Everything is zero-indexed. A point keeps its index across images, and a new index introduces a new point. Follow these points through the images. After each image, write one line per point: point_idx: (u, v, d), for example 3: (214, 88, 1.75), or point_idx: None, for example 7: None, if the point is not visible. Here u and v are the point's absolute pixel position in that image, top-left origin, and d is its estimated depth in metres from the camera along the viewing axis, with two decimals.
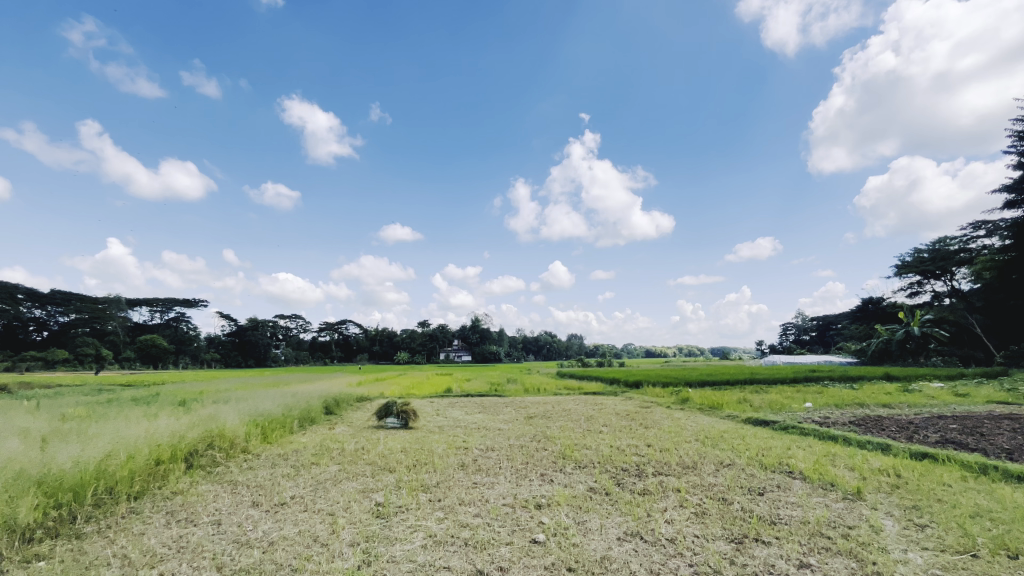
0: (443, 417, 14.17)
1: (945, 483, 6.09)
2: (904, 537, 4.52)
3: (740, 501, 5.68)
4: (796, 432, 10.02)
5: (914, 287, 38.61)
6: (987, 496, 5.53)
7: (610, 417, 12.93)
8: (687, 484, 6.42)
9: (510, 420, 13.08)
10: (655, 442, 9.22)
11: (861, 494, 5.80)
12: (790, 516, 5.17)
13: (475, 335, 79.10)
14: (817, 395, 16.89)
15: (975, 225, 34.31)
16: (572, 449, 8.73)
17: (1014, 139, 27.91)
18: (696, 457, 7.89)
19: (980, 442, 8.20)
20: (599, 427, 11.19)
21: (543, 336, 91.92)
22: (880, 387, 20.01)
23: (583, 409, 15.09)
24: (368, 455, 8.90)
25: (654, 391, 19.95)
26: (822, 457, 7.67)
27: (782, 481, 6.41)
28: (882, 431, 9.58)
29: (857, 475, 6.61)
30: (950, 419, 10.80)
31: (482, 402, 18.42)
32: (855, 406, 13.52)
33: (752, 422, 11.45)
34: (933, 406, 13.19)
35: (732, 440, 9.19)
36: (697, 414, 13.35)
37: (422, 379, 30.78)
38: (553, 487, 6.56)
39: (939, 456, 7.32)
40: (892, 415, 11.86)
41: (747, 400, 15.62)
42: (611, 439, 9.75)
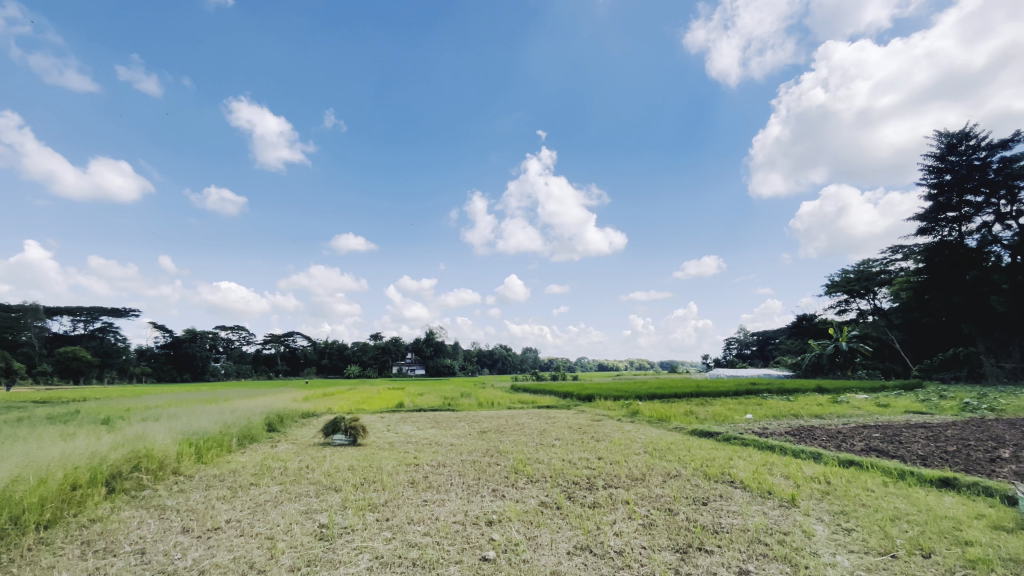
0: (393, 433, 13.80)
1: (870, 488, 6.54)
2: (832, 541, 4.80)
3: (684, 511, 5.85)
4: (738, 443, 10.46)
5: (842, 306, 41.62)
6: (904, 500, 5.98)
7: (562, 430, 13.03)
8: (635, 495, 6.55)
9: (463, 434, 12.96)
10: (606, 455, 9.37)
11: (795, 501, 6.12)
12: (732, 524, 5.38)
13: (429, 348, 77.85)
14: (756, 406, 17.78)
15: (893, 249, 37.56)
16: (524, 464, 8.73)
17: (925, 172, 30.88)
18: (644, 469, 8.08)
19: (898, 449, 8.89)
20: (551, 441, 11.26)
21: (498, 349, 91.84)
22: (812, 398, 21.34)
23: (536, 423, 15.11)
24: (312, 474, 8.50)
25: (606, 404, 20.33)
26: (761, 466, 8.05)
27: (724, 491, 6.66)
28: (814, 440, 10.20)
29: (792, 483, 6.98)
30: (875, 428, 11.64)
31: (434, 417, 18.07)
32: (790, 417, 14.28)
33: (697, 434, 11.86)
34: (859, 417, 14.18)
35: (678, 452, 9.47)
36: (646, 426, 13.68)
37: (373, 393, 29.81)
38: (505, 502, 6.50)
39: (863, 462, 7.87)
40: (824, 425, 12.63)
41: (692, 412, 16.17)
42: (563, 452, 9.84)
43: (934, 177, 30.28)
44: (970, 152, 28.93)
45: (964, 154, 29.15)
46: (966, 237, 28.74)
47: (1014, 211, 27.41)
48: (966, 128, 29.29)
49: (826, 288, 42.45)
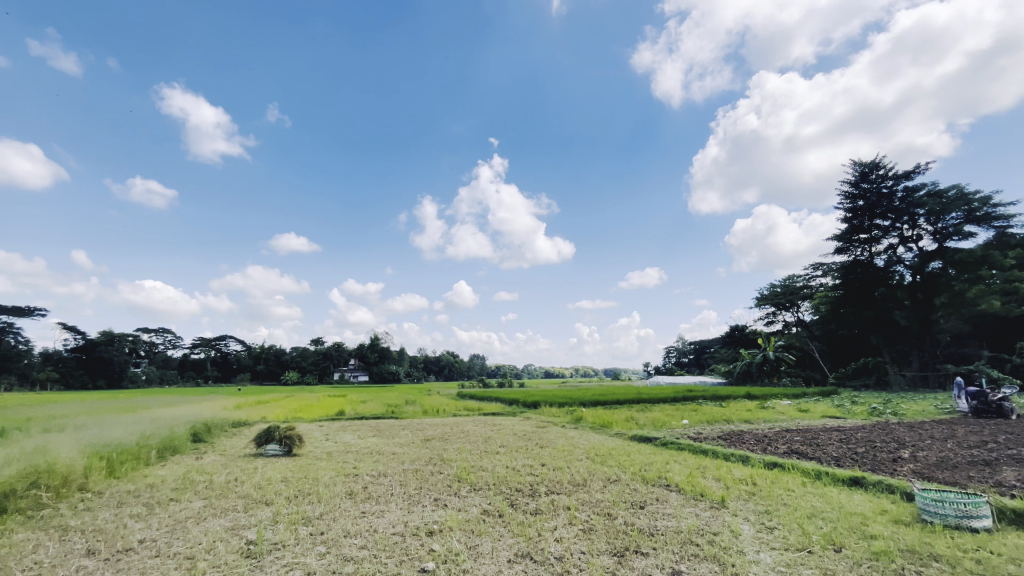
0: (332, 442, 13.27)
1: (790, 488, 7.03)
2: (757, 540, 5.09)
3: (623, 515, 6.00)
4: (674, 447, 10.92)
5: (770, 317, 44.56)
6: (819, 498, 6.46)
7: (507, 438, 13.06)
8: (576, 501, 6.66)
9: (406, 443, 12.67)
10: (549, 461, 9.47)
11: (724, 502, 6.44)
12: (666, 526, 5.58)
13: (374, 354, 75.46)
14: (692, 413, 18.60)
15: (814, 266, 40.75)
16: (468, 472, 8.65)
17: (842, 197, 33.80)
18: (586, 474, 8.24)
19: (815, 452, 9.60)
20: (496, 449, 11.23)
21: (445, 356, 90.56)
22: (742, 404, 22.66)
23: (482, 430, 15.05)
24: (242, 487, 8.00)
25: (551, 411, 20.56)
26: (694, 470, 8.43)
27: (660, 494, 6.90)
28: (743, 444, 10.83)
29: (722, 485, 7.35)
30: (796, 432, 12.51)
31: (377, 425, 17.53)
32: (723, 422, 15.07)
33: (637, 439, 12.28)
34: (783, 422, 15.21)
35: (619, 457, 9.74)
36: (589, 432, 13.98)
37: (312, 401, 28.44)
38: (446, 512, 6.41)
39: (786, 464, 8.41)
40: (752, 430, 13.44)
41: (633, 419, 16.69)
42: (507, 459, 9.85)
43: (850, 201, 33.19)
44: (880, 180, 31.95)
45: (875, 182, 32.16)
46: (876, 257, 31.64)
47: (915, 235, 30.54)
48: (877, 159, 32.37)
49: (757, 301, 45.31)
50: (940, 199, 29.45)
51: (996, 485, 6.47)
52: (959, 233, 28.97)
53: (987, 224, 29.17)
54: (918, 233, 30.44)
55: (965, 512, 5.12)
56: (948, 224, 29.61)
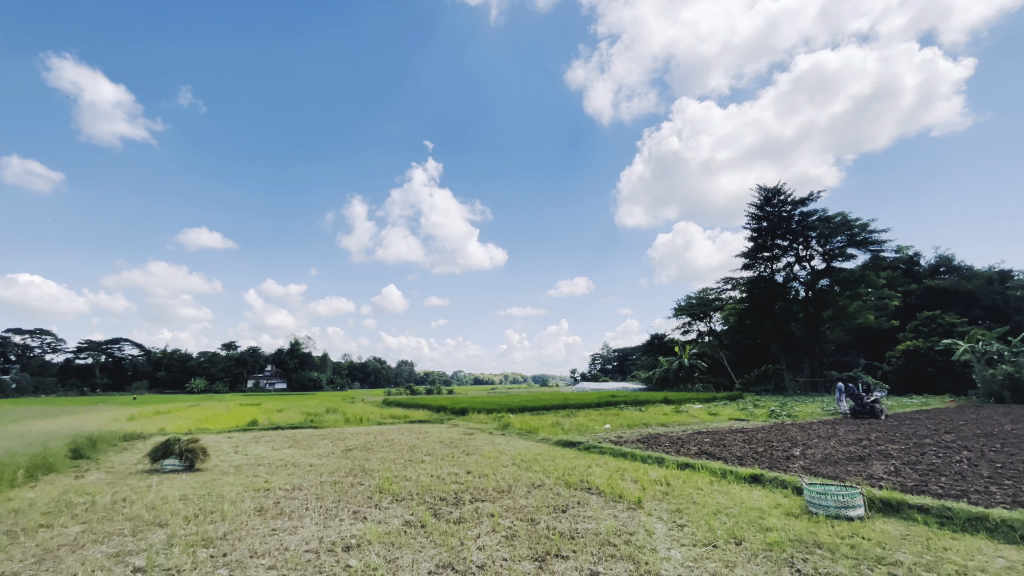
0: (241, 455, 12.29)
1: (699, 487, 7.53)
2: (668, 537, 5.39)
3: (545, 520, 6.10)
4: (596, 451, 11.28)
5: (686, 327, 47.59)
6: (724, 496, 6.96)
7: (433, 445, 12.85)
8: (501, 507, 6.67)
9: (325, 454, 12.04)
10: (475, 468, 9.41)
11: (640, 502, 6.75)
12: (587, 529, 5.74)
13: (293, 360, 71.14)
14: (614, 417, 19.36)
15: (724, 280, 44.17)
16: (390, 482, 8.36)
17: (749, 218, 36.93)
18: (511, 480, 8.27)
19: (722, 452, 10.35)
20: (420, 457, 10.98)
21: (371, 362, 87.44)
22: (659, 409, 23.99)
23: (407, 438, 14.69)
24: (131, 508, 7.17)
25: (478, 418, 20.44)
26: (614, 472, 8.76)
27: (582, 498, 7.10)
28: (659, 446, 11.46)
29: (639, 486, 7.69)
30: (706, 434, 13.43)
31: (293, 435, 16.46)
32: (642, 426, 15.85)
33: (561, 444, 12.56)
34: (695, 425, 16.26)
35: (543, 462, 9.91)
36: (515, 438, 14.13)
37: (219, 410, 26.16)
38: (365, 525, 6.15)
39: (697, 465, 8.98)
40: (667, 433, 14.23)
41: (558, 424, 17.06)
42: (432, 468, 9.65)
43: (756, 222, 36.43)
44: (781, 205, 35.40)
45: (776, 207, 35.57)
46: (776, 274, 34.92)
47: (808, 255, 34.15)
48: (778, 186, 35.88)
49: (674, 311, 48.20)
50: (829, 224, 33.18)
51: (869, 478, 7.35)
52: (843, 255, 32.85)
53: (865, 248, 33.32)
54: (811, 254, 34.06)
55: (843, 502, 5.76)
56: (834, 246, 33.44)
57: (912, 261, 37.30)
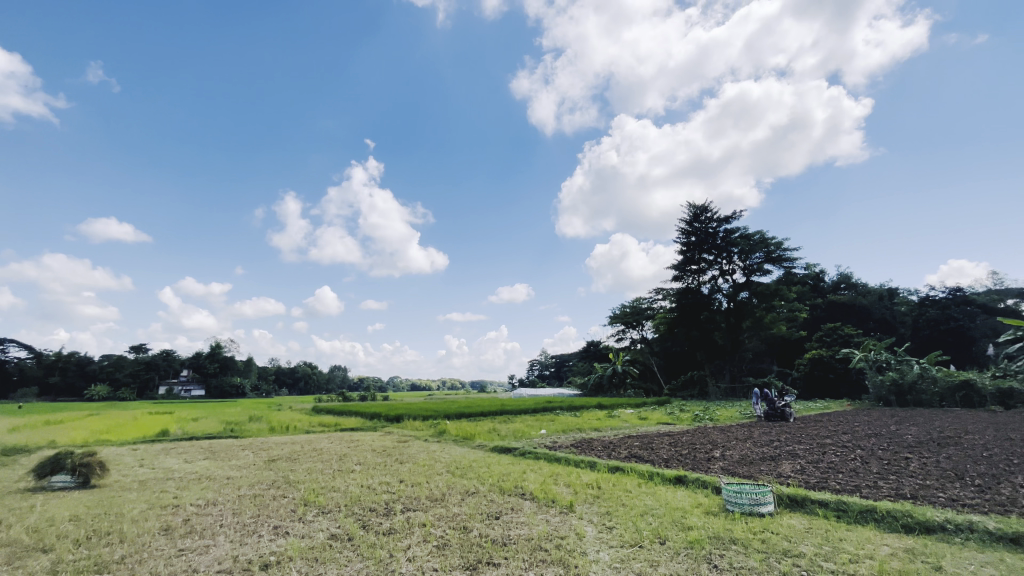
0: (147, 468, 11.20)
1: (628, 489, 7.81)
2: (598, 540, 5.54)
3: (478, 527, 6.07)
4: (531, 457, 11.41)
5: (620, 334, 49.41)
6: (650, 497, 7.28)
7: (365, 454, 12.42)
8: (433, 516, 6.54)
9: (246, 465, 11.26)
10: (408, 477, 9.18)
11: (572, 506, 6.89)
12: (519, 535, 5.77)
13: (214, 365, 66.17)
14: (549, 423, 19.69)
15: (656, 290, 46.34)
16: (316, 494, 7.95)
17: (679, 232, 39.05)
18: (444, 488, 8.14)
19: (650, 455, 10.84)
20: (351, 467, 10.56)
21: (301, 367, 83.23)
22: (593, 414, 24.68)
23: (337, 447, 14.11)
24: (7, 533, 6.28)
25: (413, 425, 20.00)
26: (548, 477, 8.89)
27: (515, 504, 7.12)
28: (592, 450, 11.79)
29: (571, 491, 7.84)
30: (636, 438, 13.99)
31: (209, 446, 15.25)
32: (576, 431, 16.24)
33: (497, 450, 12.58)
34: (626, 429, 16.88)
35: (479, 469, 9.88)
36: (451, 445, 13.99)
37: (124, 419, 23.76)
38: (287, 540, 5.80)
39: (626, 467, 9.32)
40: (600, 437, 14.67)
41: (495, 430, 17.09)
42: (363, 477, 9.30)
43: (685, 237, 38.60)
44: (707, 222, 37.79)
45: (703, 223, 37.90)
46: (703, 286, 37.15)
47: (731, 269, 36.68)
48: (705, 204, 38.30)
49: (610, 319, 49.89)
50: (749, 241, 35.91)
51: (779, 476, 7.96)
52: (760, 270, 35.61)
53: (779, 264, 36.32)
54: (733, 268, 36.61)
55: (756, 500, 6.19)
56: (753, 262, 36.17)
57: (818, 277, 41.15)
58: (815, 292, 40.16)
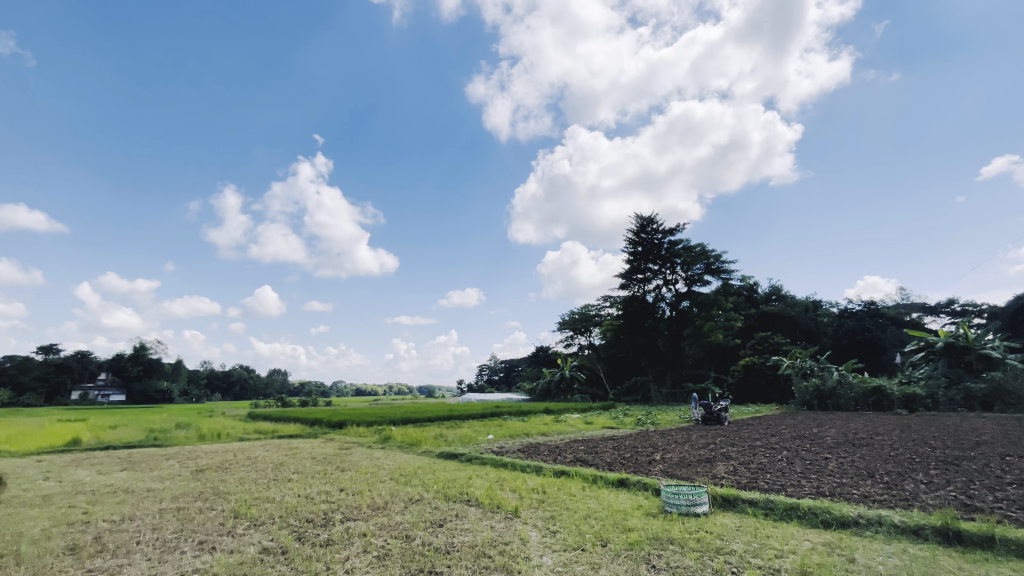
0: (54, 481, 10.13)
1: (573, 493, 7.93)
2: (541, 544, 5.57)
3: (420, 536, 5.94)
4: (477, 462, 11.32)
5: (569, 340, 50.24)
6: (594, 500, 7.44)
7: (304, 462, 11.90)
8: (374, 526, 6.35)
9: (170, 476, 10.45)
10: (349, 485, 8.86)
11: (517, 511, 6.90)
12: (463, 542, 5.69)
13: (137, 368, 61.09)
14: (496, 427, 19.64)
15: (604, 298, 47.53)
16: (248, 505, 7.51)
17: (627, 241, 40.30)
18: (386, 497, 7.92)
19: (594, 458, 11.07)
20: (287, 476, 10.06)
21: (236, 370, 78.56)
22: (540, 418, 24.89)
23: (275, 455, 13.43)
24: None
25: (357, 431, 19.37)
26: (493, 483, 8.87)
27: (460, 510, 7.03)
28: (538, 455, 11.88)
29: (517, 496, 7.85)
30: (582, 442, 14.24)
31: (128, 456, 14.03)
32: (523, 436, 16.30)
33: (443, 456, 12.41)
34: (572, 433, 17.13)
35: (424, 475, 9.71)
36: (396, 451, 13.68)
37: (27, 428, 21.39)
38: (214, 556, 5.43)
39: (571, 471, 9.45)
40: (546, 441, 14.81)
41: (442, 435, 16.87)
42: (300, 487, 8.87)
43: (632, 247, 39.92)
44: (653, 233, 39.32)
45: (649, 234, 39.41)
46: (648, 294, 38.53)
47: (674, 279, 38.27)
48: (651, 216, 39.83)
49: (559, 325, 50.59)
50: (691, 252, 37.69)
51: (713, 477, 8.37)
52: (701, 280, 37.42)
53: (718, 276, 38.33)
54: (676, 278, 38.25)
55: (692, 501, 6.45)
56: (694, 273, 37.97)
57: (752, 288, 43.78)
58: (749, 303, 42.69)
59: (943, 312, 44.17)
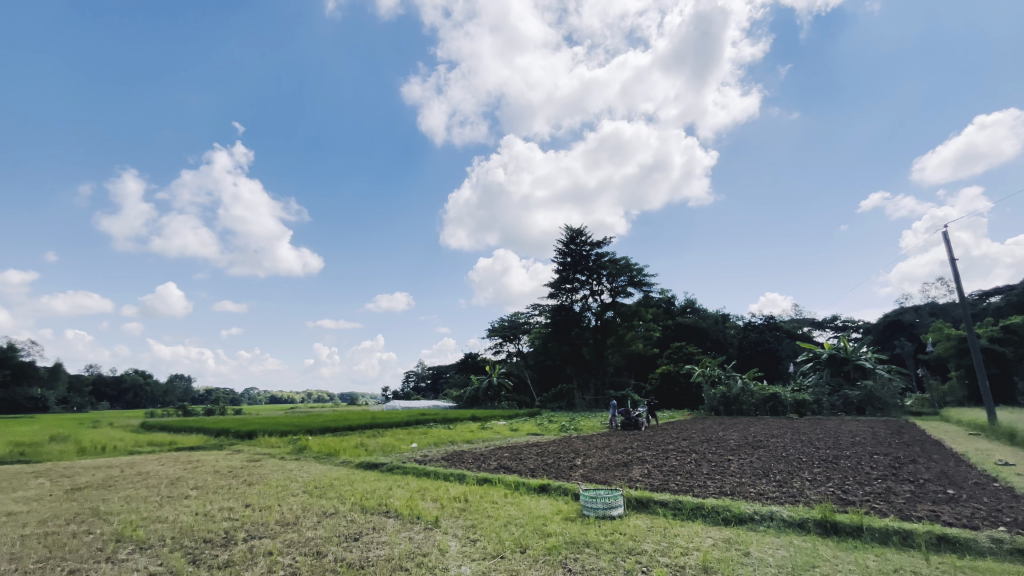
0: None
1: (494, 500, 7.94)
2: (460, 554, 5.50)
3: (333, 551, 5.64)
4: (399, 472, 11.00)
5: (498, 347, 50.47)
6: (515, 507, 7.48)
7: (206, 476, 10.92)
8: (282, 543, 5.93)
9: (37, 497, 9.08)
10: (256, 501, 8.21)
11: (437, 521, 6.78)
12: (378, 556, 5.48)
13: (3, 373, 51.54)
14: (420, 435, 19.24)
15: (534, 306, 48.29)
16: (135, 527, 6.72)
17: (558, 251, 41.34)
18: (298, 511, 7.44)
19: (517, 465, 11.16)
20: (183, 492, 9.13)
21: (129, 375, 70.50)
22: (466, 426, 24.73)
23: (171, 470, 12.17)
24: None
25: (268, 441, 18.05)
26: (414, 493, 8.64)
27: (378, 523, 6.78)
28: (462, 463, 11.75)
29: (437, 505, 7.71)
30: (506, 449, 14.30)
31: None
32: (447, 444, 16.09)
33: (363, 466, 11.91)
34: (496, 440, 17.17)
35: (340, 487, 9.25)
36: (312, 462, 12.93)
37: None
38: None
39: (493, 479, 9.46)
40: (471, 449, 14.73)
41: (362, 444, 16.22)
42: (198, 504, 8.07)
43: (561, 258, 41.00)
44: (582, 245, 40.68)
45: (578, 246, 40.76)
46: (575, 304, 39.72)
47: (600, 290, 39.80)
48: (581, 228, 41.21)
49: (488, 332, 50.62)
50: (616, 265, 39.48)
51: (629, 480, 8.77)
52: (624, 292, 39.28)
53: (640, 288, 40.44)
54: (602, 289, 39.80)
55: (608, 504, 6.70)
56: (619, 285, 39.80)
57: (670, 301, 46.63)
58: (667, 314, 45.43)
59: (829, 327, 49.70)
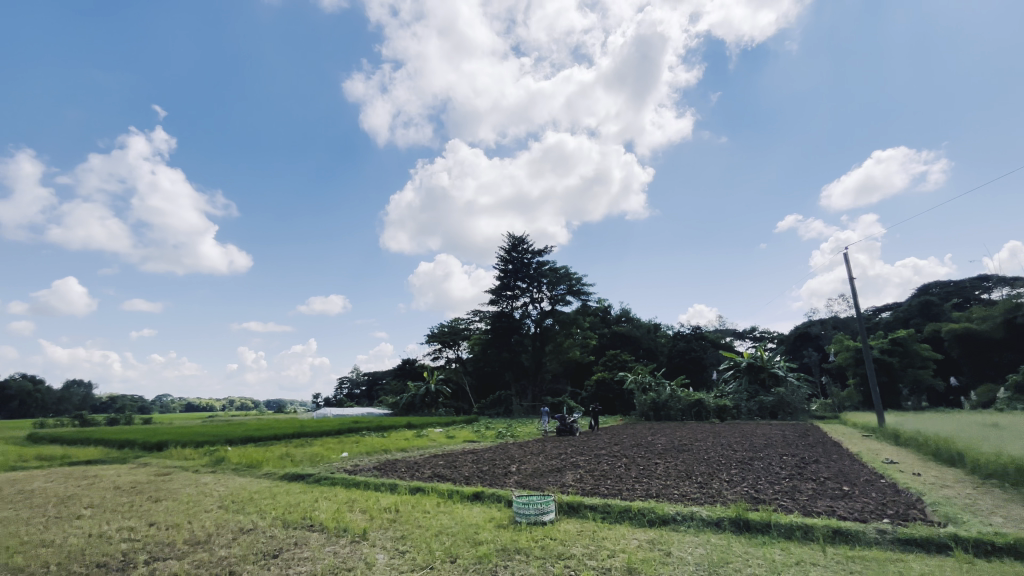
0: None
1: (427, 509, 7.78)
2: (387, 566, 5.32)
3: (248, 570, 5.27)
4: (326, 483, 10.48)
5: (437, 353, 49.70)
6: (448, 515, 7.37)
7: (104, 493, 9.84)
8: (190, 564, 5.46)
9: None
10: (162, 518, 7.51)
11: (365, 534, 6.52)
12: (299, 572, 5.19)
13: None
14: (351, 444, 18.52)
15: (474, 313, 48.11)
16: (11, 554, 5.90)
17: (500, 258, 41.56)
18: (211, 528, 6.89)
19: (451, 473, 11.03)
20: (75, 513, 8.15)
21: (16, 380, 62.40)
22: (400, 433, 24.06)
23: (60, 487, 10.84)
24: None
25: (181, 453, 16.62)
26: (342, 504, 8.28)
27: (300, 538, 6.42)
28: (395, 472, 11.42)
29: (366, 517, 7.42)
30: (440, 457, 14.05)
31: None
32: (379, 452, 15.57)
33: (288, 478, 11.25)
34: (430, 448, 16.85)
35: (261, 501, 8.68)
36: (230, 475, 12.04)
37: None
38: None
39: (426, 488, 9.27)
40: (404, 457, 14.35)
41: (287, 455, 15.33)
42: (91, 525, 7.22)
43: (503, 265, 41.28)
44: (523, 252, 41.22)
45: (520, 254, 41.24)
46: (515, 310, 40.01)
47: (540, 297, 40.38)
48: (523, 236, 41.76)
49: (427, 338, 49.73)
50: (556, 274, 40.34)
51: (561, 485, 8.93)
52: (563, 300, 40.14)
53: (578, 297, 41.52)
54: (542, 297, 40.41)
55: (540, 510, 6.77)
56: (558, 293, 40.61)
57: (607, 311, 48.19)
58: (604, 323, 46.92)
59: (748, 336, 53.42)
